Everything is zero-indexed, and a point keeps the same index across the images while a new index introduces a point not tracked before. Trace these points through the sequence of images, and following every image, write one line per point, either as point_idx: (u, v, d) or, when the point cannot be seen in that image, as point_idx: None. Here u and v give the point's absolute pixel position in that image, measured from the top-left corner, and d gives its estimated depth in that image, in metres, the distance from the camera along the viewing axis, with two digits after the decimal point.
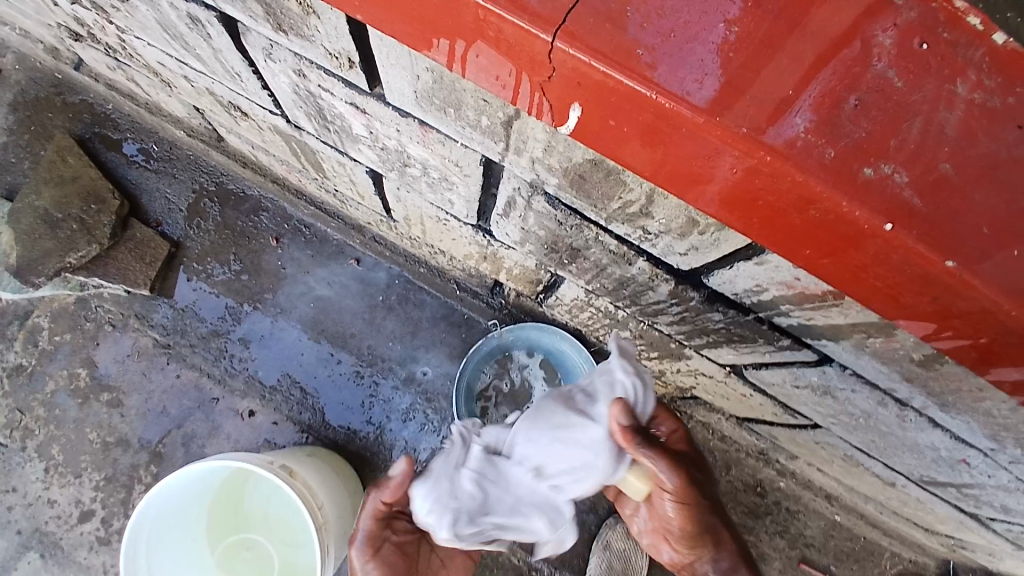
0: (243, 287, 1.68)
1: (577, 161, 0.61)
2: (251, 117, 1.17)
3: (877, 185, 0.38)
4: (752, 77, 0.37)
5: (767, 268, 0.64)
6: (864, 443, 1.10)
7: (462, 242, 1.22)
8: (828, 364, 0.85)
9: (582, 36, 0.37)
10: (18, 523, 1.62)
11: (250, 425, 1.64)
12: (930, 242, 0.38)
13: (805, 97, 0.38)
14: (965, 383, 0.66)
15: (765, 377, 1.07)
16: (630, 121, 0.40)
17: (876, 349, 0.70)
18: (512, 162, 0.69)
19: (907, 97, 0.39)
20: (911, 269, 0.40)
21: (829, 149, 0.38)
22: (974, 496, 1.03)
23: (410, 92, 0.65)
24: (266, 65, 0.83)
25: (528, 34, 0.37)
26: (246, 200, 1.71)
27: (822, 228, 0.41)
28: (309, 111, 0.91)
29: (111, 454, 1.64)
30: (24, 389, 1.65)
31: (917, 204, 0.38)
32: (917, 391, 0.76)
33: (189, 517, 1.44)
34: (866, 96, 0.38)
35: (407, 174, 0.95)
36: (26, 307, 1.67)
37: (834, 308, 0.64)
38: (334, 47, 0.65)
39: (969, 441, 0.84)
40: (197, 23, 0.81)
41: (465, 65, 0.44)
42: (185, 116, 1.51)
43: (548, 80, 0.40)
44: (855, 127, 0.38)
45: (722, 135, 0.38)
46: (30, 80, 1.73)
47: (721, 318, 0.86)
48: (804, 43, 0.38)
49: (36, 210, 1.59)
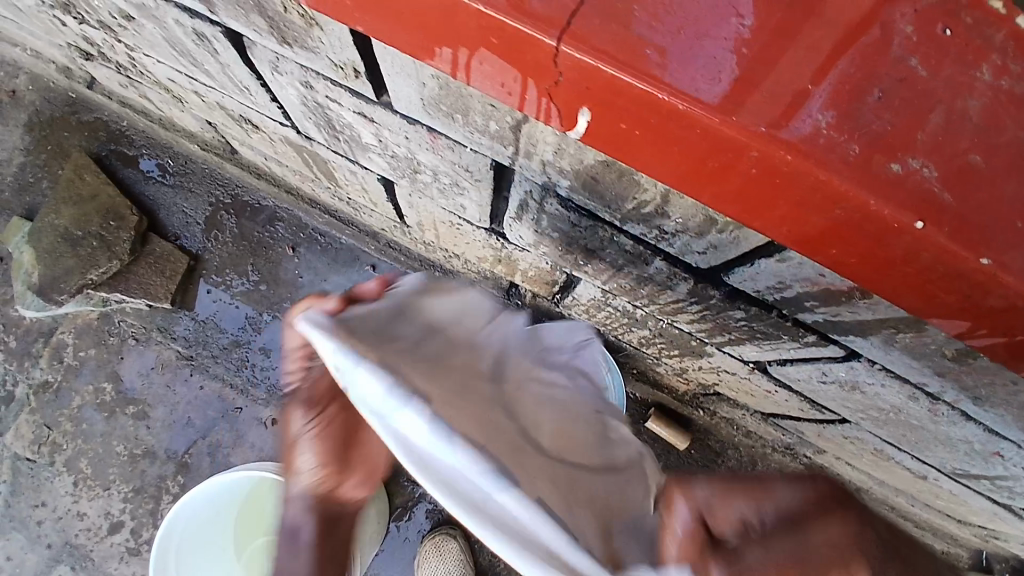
0: (262, 297, 1.69)
1: (589, 163, 0.60)
2: (262, 129, 1.17)
3: (904, 180, 0.36)
4: (766, 70, 0.36)
5: (790, 264, 0.62)
6: (894, 437, 1.07)
7: (476, 245, 1.21)
8: (855, 359, 0.83)
9: (588, 38, 0.35)
10: (48, 537, 1.65)
11: (275, 433, 1.66)
12: (962, 237, 0.37)
13: (823, 90, 0.36)
14: (998, 376, 0.64)
15: (790, 373, 1.04)
16: (643, 123, 0.39)
17: (906, 344, 0.68)
18: (523, 165, 0.68)
19: (933, 86, 0.37)
20: (942, 266, 0.39)
21: (852, 145, 0.36)
22: (1007, 488, 1.00)
23: (417, 98, 0.64)
24: (274, 79, 0.82)
25: (532, 38, 0.36)
26: (262, 210, 1.71)
27: (846, 228, 0.40)
28: (318, 121, 0.91)
29: (139, 466, 1.66)
30: (51, 405, 1.68)
31: (946, 199, 0.36)
32: (948, 385, 0.73)
33: (228, 534, 1.47)
34: (889, 86, 0.36)
35: (419, 180, 0.94)
36: (50, 325, 1.70)
37: (861, 304, 0.62)
38: (339, 58, 0.64)
39: (1002, 434, 0.81)
40: (203, 39, 0.81)
41: (469, 73, 0.43)
42: (198, 130, 1.52)
43: (555, 85, 0.39)
44: (878, 120, 0.36)
45: (738, 135, 0.36)
46: (45, 100, 1.75)
47: (742, 315, 0.84)
48: (822, 36, 0.36)
49: (57, 228, 1.62)
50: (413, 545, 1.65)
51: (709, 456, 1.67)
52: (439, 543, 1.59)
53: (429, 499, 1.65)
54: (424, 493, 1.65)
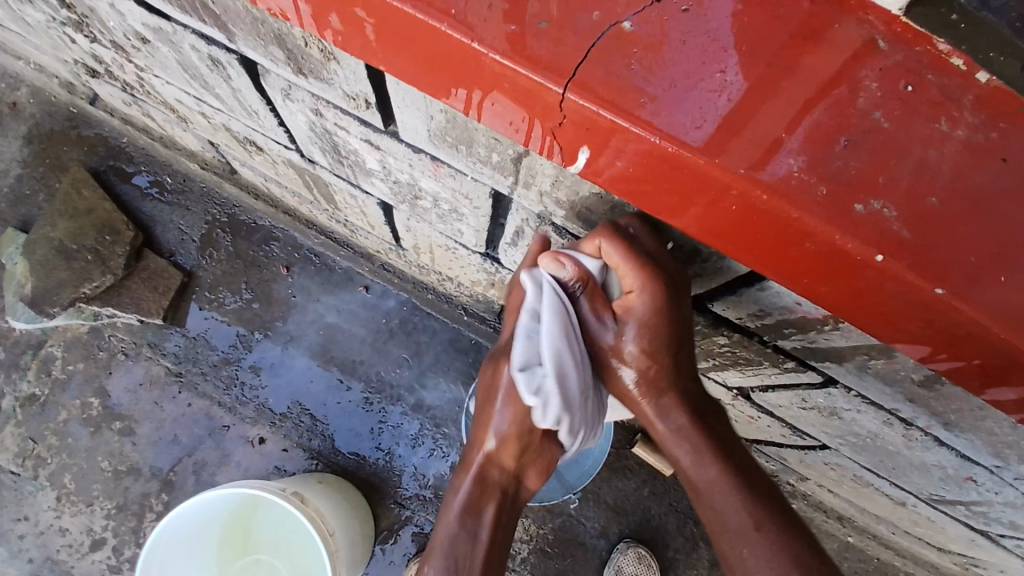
0: (255, 315, 1.71)
1: (584, 195, 0.64)
2: (265, 151, 1.21)
3: (869, 219, 0.41)
4: (747, 119, 0.40)
5: (769, 293, 0.66)
6: (873, 463, 1.11)
7: (470, 269, 1.25)
8: (833, 386, 0.87)
9: (591, 88, 0.40)
10: (29, 552, 1.62)
11: (261, 452, 1.66)
12: (920, 270, 0.41)
13: (796, 138, 0.40)
14: (966, 402, 0.68)
15: (772, 399, 1.08)
16: (637, 163, 0.43)
17: (879, 370, 0.72)
18: (521, 195, 0.72)
19: (894, 137, 0.41)
20: (905, 295, 0.43)
21: (822, 187, 0.40)
22: (983, 513, 1.03)
23: (423, 129, 0.69)
24: (285, 105, 0.86)
25: (541, 86, 0.40)
26: (258, 230, 1.74)
27: (819, 261, 0.44)
28: (324, 146, 0.95)
29: (123, 482, 1.66)
30: (37, 418, 1.67)
31: (906, 236, 0.41)
32: (921, 411, 0.78)
33: (209, 558, 1.47)
34: (855, 137, 0.41)
35: (419, 206, 0.98)
36: (41, 338, 1.70)
37: (835, 332, 0.66)
38: (352, 89, 0.68)
39: (974, 459, 0.85)
40: (218, 65, 0.85)
41: (481, 111, 0.47)
42: (199, 150, 1.56)
43: (559, 126, 0.43)
44: (846, 165, 0.41)
45: (722, 176, 0.40)
46: (44, 114, 1.78)
47: (726, 341, 0.88)
48: (797, 90, 0.41)
49: (51, 240, 1.63)
50: (398, 568, 1.65)
51: None
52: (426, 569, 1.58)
53: (416, 521, 1.65)
54: (410, 515, 1.65)
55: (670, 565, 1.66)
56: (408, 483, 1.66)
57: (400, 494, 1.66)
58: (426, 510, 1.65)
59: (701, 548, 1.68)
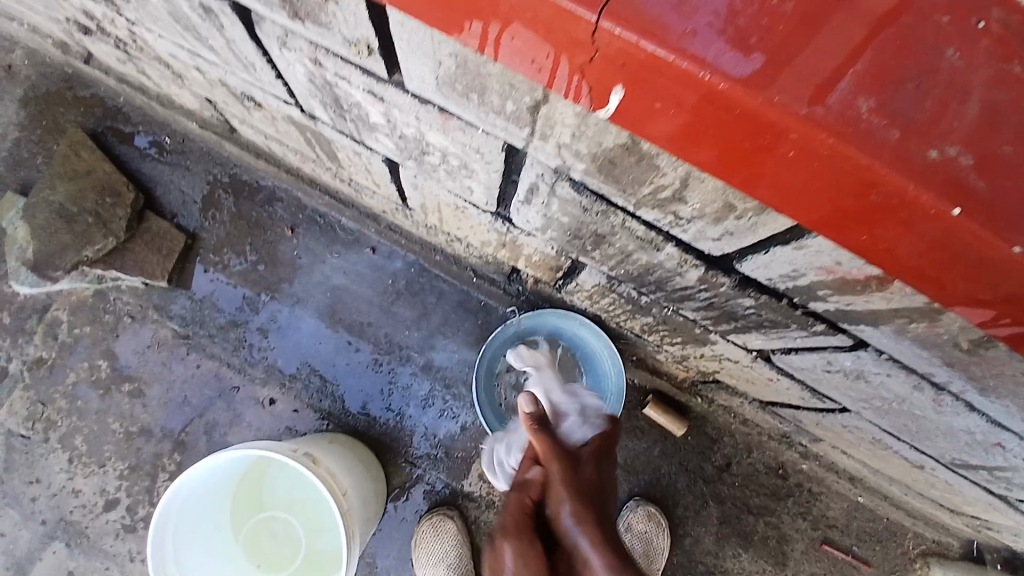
0: (260, 278, 1.67)
1: (607, 146, 0.59)
2: (265, 108, 1.15)
3: (942, 167, 0.36)
4: (805, 50, 0.35)
5: (807, 252, 0.61)
6: (896, 427, 1.08)
7: (480, 229, 1.20)
8: (862, 349, 0.83)
9: (627, 13, 0.34)
10: (43, 513, 1.64)
11: (272, 414, 1.66)
12: (996, 226, 0.36)
13: (862, 71, 0.35)
14: (1009, 367, 0.64)
15: (795, 361, 1.04)
16: (677, 103, 0.38)
17: (917, 334, 0.68)
18: (537, 148, 0.67)
19: (969, 73, 0.36)
20: (974, 253, 0.38)
21: (891, 131, 0.35)
22: (1005, 478, 1.01)
23: (430, 77, 0.63)
24: (281, 55, 0.80)
25: (569, 13, 0.35)
26: (260, 190, 1.69)
27: (881, 214, 0.39)
28: (324, 99, 0.89)
29: (134, 443, 1.65)
30: (45, 381, 1.66)
31: (980, 187, 0.36)
32: (957, 375, 0.73)
33: (225, 518, 1.47)
34: (928, 72, 0.35)
35: (426, 161, 0.93)
36: (44, 301, 1.68)
37: (876, 294, 0.62)
38: (353, 34, 0.62)
39: (1005, 425, 0.81)
40: (209, 13, 0.78)
41: (498, 49, 0.42)
42: (197, 108, 1.50)
43: (589, 62, 0.38)
44: (917, 106, 0.35)
45: (777, 117, 0.35)
46: (40, 75, 1.71)
47: (752, 303, 0.84)
48: (859, 15, 0.35)
49: (51, 204, 1.57)
50: (410, 526, 1.66)
51: (706, 443, 1.66)
52: (436, 524, 1.59)
53: (427, 481, 1.66)
54: (421, 475, 1.66)
55: (680, 523, 1.67)
56: (419, 444, 1.66)
57: (411, 454, 1.66)
58: (437, 469, 1.66)
59: (711, 505, 1.67)
